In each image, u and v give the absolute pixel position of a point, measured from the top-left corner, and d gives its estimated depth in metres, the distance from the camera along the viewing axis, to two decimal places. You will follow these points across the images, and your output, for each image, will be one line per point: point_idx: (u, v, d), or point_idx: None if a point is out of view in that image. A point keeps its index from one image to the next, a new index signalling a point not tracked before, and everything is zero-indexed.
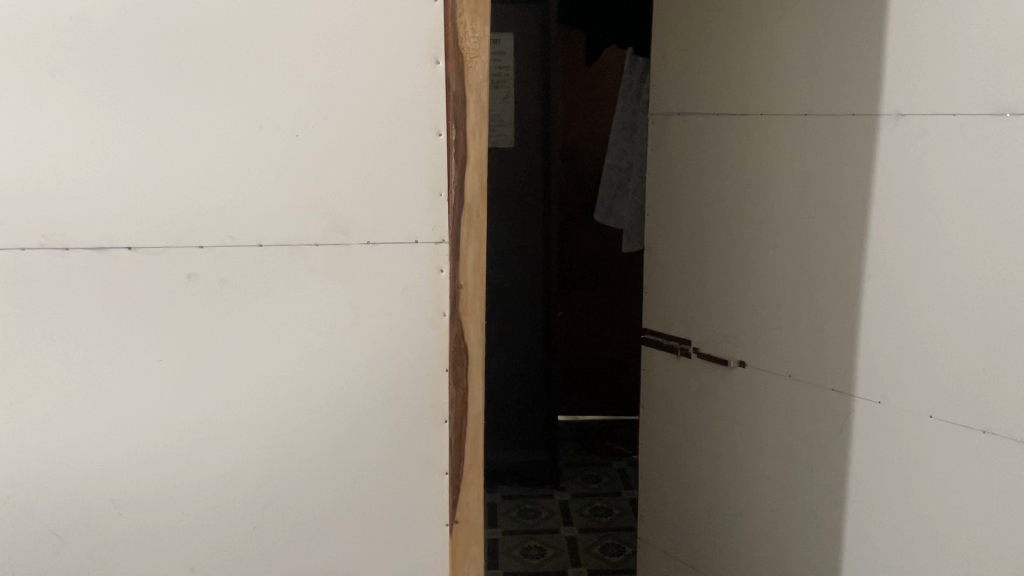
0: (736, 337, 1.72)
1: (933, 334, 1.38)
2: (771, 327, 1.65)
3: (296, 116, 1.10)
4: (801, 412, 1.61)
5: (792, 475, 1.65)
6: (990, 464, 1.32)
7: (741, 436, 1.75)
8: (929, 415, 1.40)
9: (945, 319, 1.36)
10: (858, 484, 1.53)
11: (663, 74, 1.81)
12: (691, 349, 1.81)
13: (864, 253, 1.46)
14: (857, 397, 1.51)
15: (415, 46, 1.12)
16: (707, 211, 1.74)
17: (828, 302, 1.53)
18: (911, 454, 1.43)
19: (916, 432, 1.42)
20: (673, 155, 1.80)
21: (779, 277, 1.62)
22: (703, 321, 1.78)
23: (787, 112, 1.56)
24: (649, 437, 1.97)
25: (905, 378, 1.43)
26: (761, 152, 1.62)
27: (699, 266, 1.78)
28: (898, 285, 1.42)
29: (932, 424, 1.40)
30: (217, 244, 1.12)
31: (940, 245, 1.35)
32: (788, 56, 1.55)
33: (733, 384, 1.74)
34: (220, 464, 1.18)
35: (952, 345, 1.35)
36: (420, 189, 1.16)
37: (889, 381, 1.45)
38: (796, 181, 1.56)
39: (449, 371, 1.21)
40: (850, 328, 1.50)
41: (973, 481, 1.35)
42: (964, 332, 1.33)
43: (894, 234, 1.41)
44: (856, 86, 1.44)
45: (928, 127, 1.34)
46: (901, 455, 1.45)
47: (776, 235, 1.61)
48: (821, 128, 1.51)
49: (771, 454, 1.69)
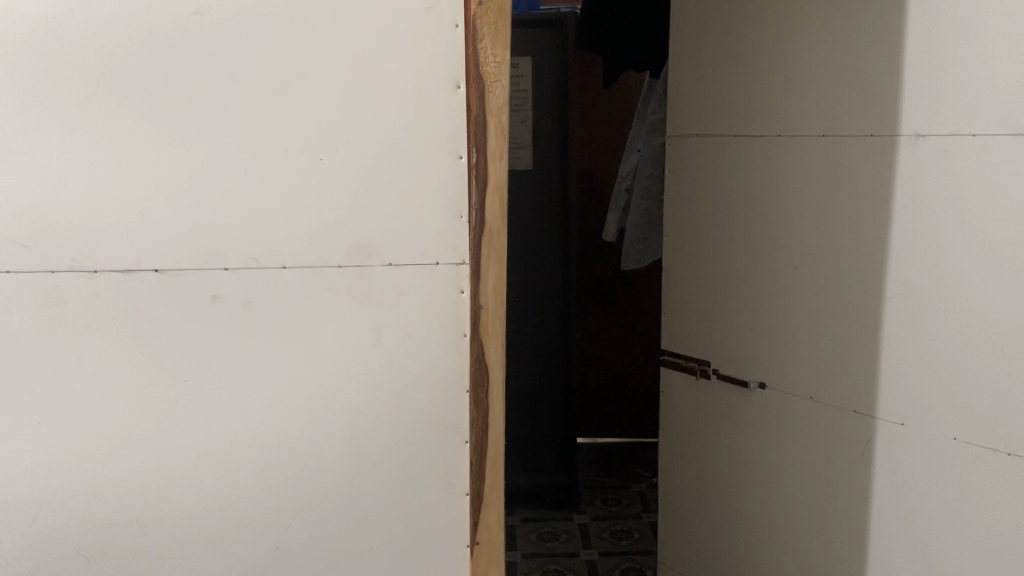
0: (756, 358, 1.71)
1: (955, 355, 1.36)
2: (792, 346, 1.64)
3: (320, 140, 1.12)
4: (824, 433, 1.60)
5: (815, 497, 1.63)
6: (1015, 487, 1.31)
7: (762, 458, 1.73)
8: (953, 437, 1.38)
9: (967, 341, 1.35)
10: (882, 509, 1.51)
11: (683, 95, 1.81)
12: (711, 371, 1.81)
13: (884, 274, 1.46)
14: (879, 418, 1.50)
15: (437, 71, 1.14)
16: (726, 230, 1.75)
17: (850, 324, 1.52)
18: (934, 475, 1.42)
19: (941, 455, 1.40)
20: (693, 176, 1.80)
21: (800, 297, 1.61)
22: (722, 341, 1.78)
23: (806, 133, 1.56)
24: (669, 459, 1.96)
25: (928, 399, 1.42)
26: (780, 172, 1.62)
27: (720, 287, 1.77)
28: (920, 305, 1.41)
29: (956, 447, 1.38)
30: (242, 265, 1.13)
31: (962, 265, 1.34)
32: (806, 78, 1.56)
33: (753, 405, 1.74)
34: (242, 485, 1.19)
35: (974, 368, 1.34)
36: (441, 211, 1.17)
37: (913, 402, 1.44)
38: (816, 200, 1.56)
39: (470, 392, 1.22)
40: (872, 348, 1.49)
41: (998, 503, 1.33)
42: (987, 356, 1.32)
43: (917, 253, 1.40)
44: (873, 108, 1.45)
45: (948, 147, 1.34)
46: (925, 480, 1.44)
47: (795, 255, 1.61)
48: (840, 149, 1.51)
49: (793, 476, 1.67)
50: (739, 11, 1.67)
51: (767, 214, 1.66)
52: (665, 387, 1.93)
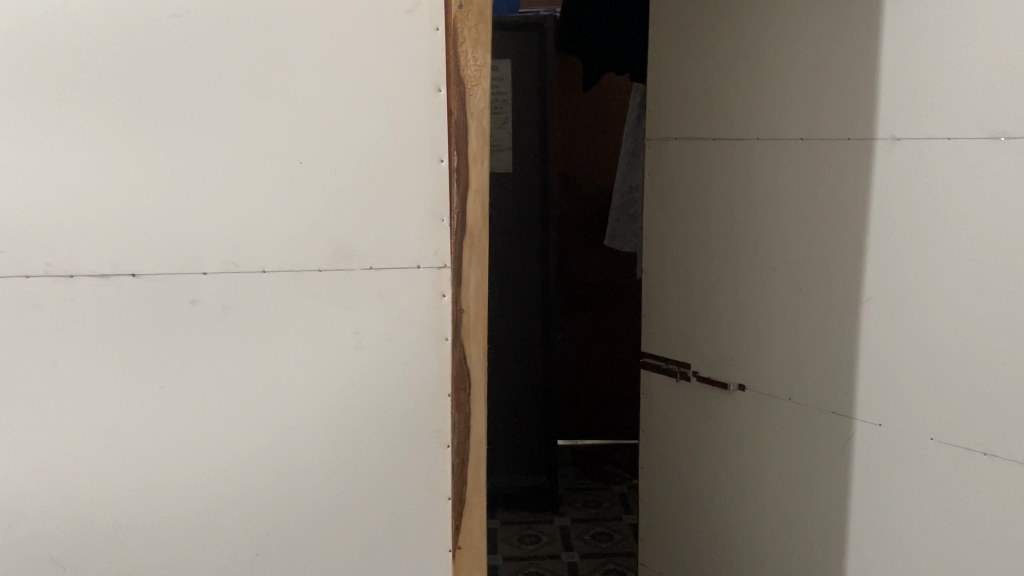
0: (736, 361, 1.72)
1: (932, 357, 1.38)
2: (771, 348, 1.65)
3: (300, 143, 1.12)
4: (803, 433, 1.61)
5: (795, 498, 1.64)
6: (992, 486, 1.32)
7: (742, 459, 1.74)
8: (930, 438, 1.40)
9: (944, 342, 1.36)
10: (862, 509, 1.53)
11: (661, 99, 1.82)
12: (691, 373, 1.82)
13: (862, 275, 1.47)
14: (857, 419, 1.51)
15: (418, 74, 1.13)
16: (707, 232, 1.75)
17: (828, 327, 1.54)
18: (912, 475, 1.43)
19: (919, 455, 1.42)
20: (672, 180, 1.81)
21: (779, 300, 1.62)
22: (701, 343, 1.79)
23: (784, 137, 1.58)
24: (650, 461, 1.96)
25: (906, 400, 1.43)
26: (759, 176, 1.63)
27: (700, 291, 1.78)
28: (897, 307, 1.42)
29: (933, 447, 1.40)
30: (221, 270, 1.12)
31: (939, 268, 1.36)
32: (784, 82, 1.57)
33: (734, 407, 1.74)
34: (222, 491, 1.18)
35: (950, 368, 1.36)
36: (422, 215, 1.17)
37: (891, 403, 1.45)
38: (794, 204, 1.57)
39: (452, 396, 1.21)
40: (850, 350, 1.51)
41: (975, 502, 1.35)
42: (963, 357, 1.34)
43: (894, 256, 1.42)
44: (851, 112, 1.46)
45: (924, 151, 1.36)
46: (903, 481, 1.45)
47: (774, 258, 1.62)
48: (818, 153, 1.52)
49: (773, 476, 1.68)
50: (717, 15, 1.68)
51: (746, 218, 1.67)
52: (646, 389, 1.93)
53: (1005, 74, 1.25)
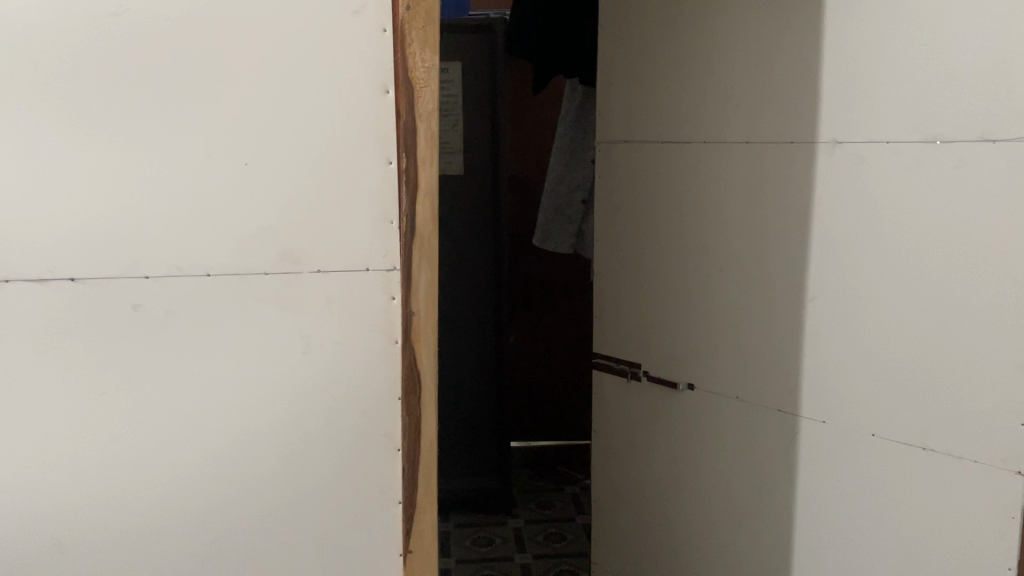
0: (685, 360, 1.74)
1: (873, 354, 1.42)
2: (718, 347, 1.67)
3: (246, 144, 1.10)
4: (750, 430, 1.64)
5: (743, 494, 1.67)
6: (930, 478, 1.37)
7: (691, 457, 1.76)
8: (871, 433, 1.44)
9: (883, 339, 1.40)
10: (808, 504, 1.56)
11: (611, 101, 1.84)
12: (641, 373, 1.83)
13: (806, 275, 1.50)
14: (801, 416, 1.54)
15: (366, 75, 1.12)
16: (655, 233, 1.77)
17: (774, 327, 1.57)
18: (854, 469, 1.47)
19: (861, 450, 1.46)
20: (621, 182, 1.83)
21: (726, 299, 1.65)
22: (651, 343, 1.81)
23: (730, 139, 1.60)
24: (602, 461, 1.98)
25: (848, 397, 1.47)
26: (705, 177, 1.66)
27: (649, 291, 1.80)
28: (839, 305, 1.46)
29: (875, 443, 1.43)
30: (163, 273, 1.10)
31: (878, 268, 1.40)
32: (729, 85, 1.60)
33: (683, 406, 1.76)
34: (165, 499, 1.15)
35: (889, 365, 1.40)
36: (371, 216, 1.16)
37: (834, 399, 1.49)
38: (740, 205, 1.60)
39: (402, 399, 1.21)
40: (794, 348, 1.54)
41: (914, 495, 1.39)
42: (903, 354, 1.38)
43: (836, 256, 1.46)
44: (793, 115, 1.50)
45: (863, 154, 1.40)
46: (847, 476, 1.49)
47: (721, 258, 1.65)
48: (763, 155, 1.55)
49: (722, 473, 1.71)
50: (664, 19, 1.71)
51: (693, 219, 1.69)
52: (597, 390, 1.95)
53: (940, 78, 1.29)
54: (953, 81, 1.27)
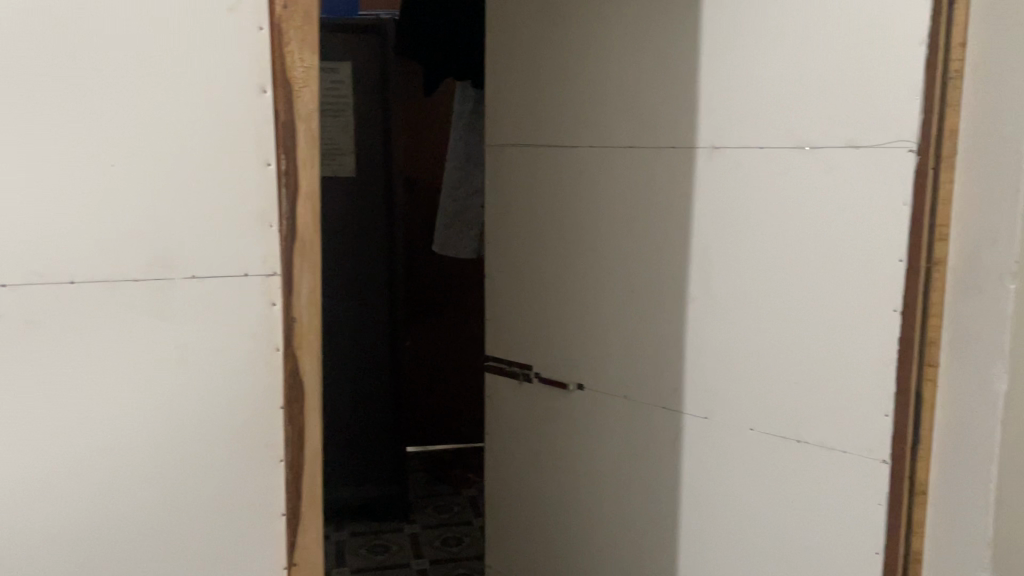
0: (569, 356, 1.54)
1: (780, 343, 1.23)
2: (609, 343, 1.47)
3: (113, 127, 0.92)
4: (642, 432, 1.45)
5: (604, 496, 1.55)
6: (840, 481, 1.19)
7: (581, 464, 1.57)
8: (749, 429, 1.29)
9: (795, 326, 1.21)
10: (683, 506, 1.42)
11: (495, 65, 1.60)
12: (533, 374, 1.62)
13: (691, 250, 1.32)
14: (687, 412, 1.37)
15: (240, 53, 0.96)
16: (547, 214, 1.53)
17: (669, 313, 1.36)
18: (761, 474, 1.29)
19: (744, 446, 1.30)
20: (507, 157, 1.58)
21: (619, 289, 1.44)
22: (545, 342, 1.58)
23: (609, 103, 1.40)
24: (492, 473, 1.76)
25: (730, 388, 1.31)
26: (598, 149, 1.43)
27: (537, 284, 1.58)
28: (732, 284, 1.28)
29: (763, 437, 1.27)
30: (22, 281, 0.91)
31: (777, 241, 1.21)
32: (619, 41, 1.39)
33: (571, 407, 1.56)
34: (23, 547, 0.96)
35: (796, 354, 1.21)
36: (250, 213, 0.99)
37: (711, 393, 1.33)
38: (632, 180, 1.39)
39: (287, 424, 1.04)
40: (678, 336, 1.36)
41: (828, 502, 1.21)
42: (776, 358, 1.24)
43: (730, 229, 1.27)
44: (680, 70, 1.31)
45: (755, 111, 1.22)
46: (740, 471, 1.31)
47: (613, 242, 1.43)
48: (654, 120, 1.34)
49: (597, 478, 1.55)
50: None
51: (582, 198, 1.46)
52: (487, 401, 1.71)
53: (829, 73, 1.13)
54: (816, 70, 1.15)
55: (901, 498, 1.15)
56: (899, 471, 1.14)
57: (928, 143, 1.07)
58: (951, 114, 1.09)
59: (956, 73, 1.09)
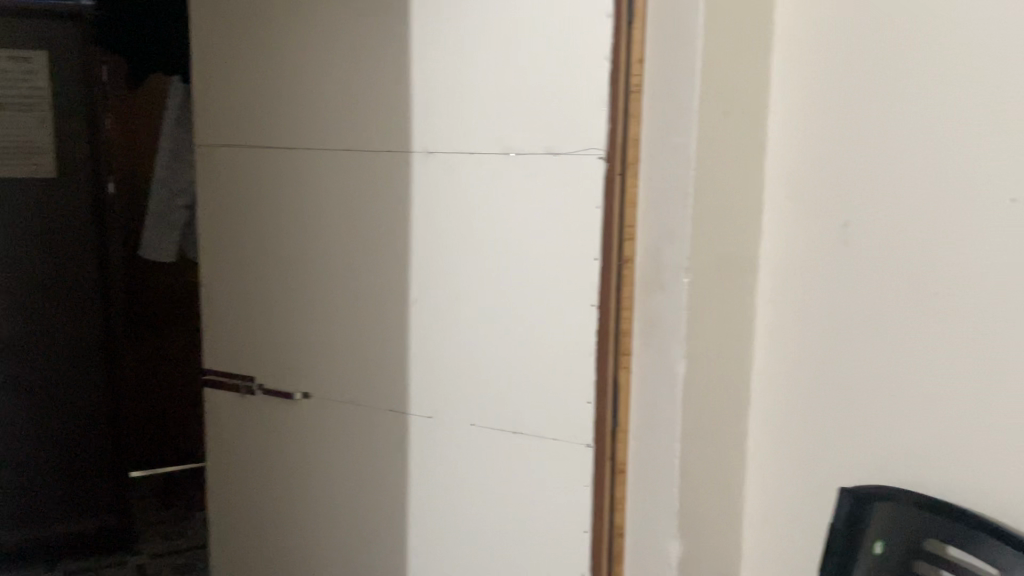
0: (301, 362, 1.09)
1: (485, 303, 0.93)
2: (354, 418, 1.05)
3: None
4: (377, 451, 1.03)
5: (360, 546, 1.07)
6: (560, 485, 0.90)
7: (324, 506, 1.10)
8: (471, 424, 0.95)
9: (500, 280, 0.92)
10: (411, 542, 1.02)
11: (205, 49, 1.13)
12: (257, 385, 1.13)
13: (405, 194, 0.97)
14: (412, 414, 1.00)
15: None
16: (264, 183, 1.09)
17: (375, 315, 1.01)
18: (473, 478, 0.96)
19: (462, 449, 0.97)
20: (234, 177, 1.12)
21: (358, 348, 1.03)
22: (286, 425, 1.12)
23: (327, 100, 1.02)
24: (234, 539, 1.21)
25: (455, 374, 0.96)
26: (324, 164, 1.03)
27: (282, 353, 1.10)
28: (440, 231, 0.96)
29: (474, 436, 0.95)
30: None
31: (481, 173, 0.92)
32: (328, 20, 1.01)
33: (296, 432, 1.11)
34: None
35: (506, 320, 0.92)
36: None
37: (443, 384, 0.97)
38: (349, 208, 1.02)
39: None
40: (405, 315, 0.99)
41: (550, 512, 0.91)
42: (473, 330, 0.94)
43: (435, 170, 0.95)
44: (393, 25, 0.95)
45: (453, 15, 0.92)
46: (444, 503, 0.99)
47: (348, 281, 1.03)
48: (361, 128, 1.00)
49: (349, 524, 1.07)
50: None
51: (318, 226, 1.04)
52: (210, 412, 1.19)
53: (501, 69, 0.89)
54: None
55: (601, 543, 0.88)
56: (600, 511, 0.88)
57: (611, 154, 0.84)
58: (631, 122, 0.84)
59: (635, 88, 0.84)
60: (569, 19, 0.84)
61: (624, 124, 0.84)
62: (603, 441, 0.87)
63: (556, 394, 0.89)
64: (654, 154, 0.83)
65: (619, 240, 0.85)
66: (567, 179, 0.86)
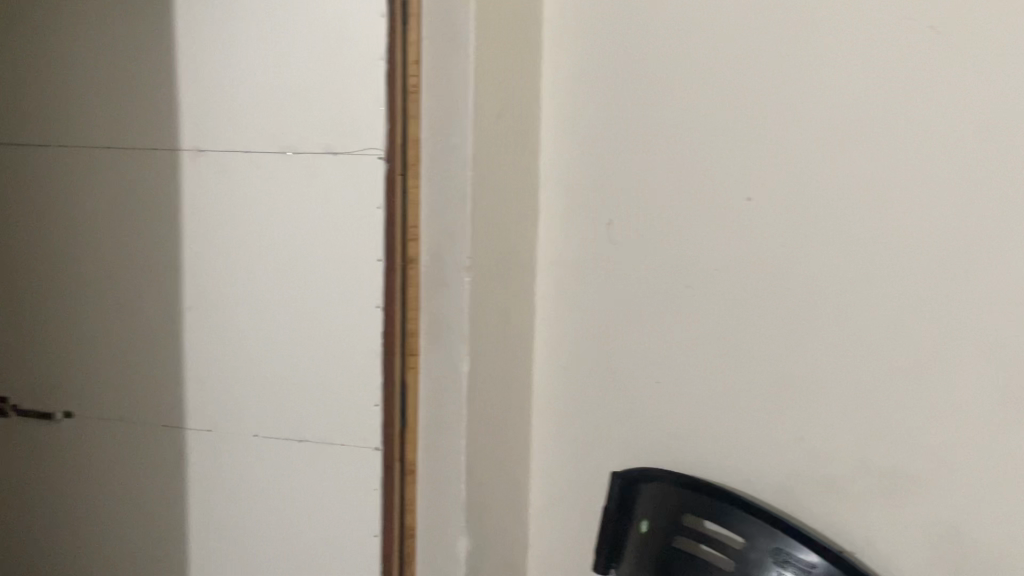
0: (60, 378, 1.00)
1: (264, 309, 0.90)
2: (123, 436, 0.98)
3: None
4: (151, 469, 0.97)
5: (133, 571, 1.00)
6: (347, 491, 0.89)
7: (91, 533, 1.01)
8: (252, 435, 0.92)
9: (280, 286, 0.89)
10: (191, 563, 0.97)
11: None
12: (10, 407, 1.03)
13: (174, 197, 0.92)
14: (189, 428, 0.95)
15: None
16: (10, 183, 0.99)
17: (143, 324, 0.95)
18: (255, 491, 0.93)
19: (243, 462, 0.93)
20: None
21: (126, 360, 0.96)
22: (44, 448, 1.02)
23: (84, 95, 0.94)
24: None
25: (234, 383, 0.92)
26: (82, 163, 0.95)
27: (39, 369, 1.01)
28: (213, 236, 0.91)
29: (256, 447, 0.92)
30: None
31: (255, 176, 0.88)
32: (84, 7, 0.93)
33: (54, 454, 1.02)
34: None
35: (287, 326, 0.89)
36: None
37: (221, 395, 0.93)
38: (112, 211, 0.95)
39: None
40: (178, 323, 0.94)
41: (337, 520, 0.90)
42: (253, 339, 0.91)
43: (206, 171, 0.90)
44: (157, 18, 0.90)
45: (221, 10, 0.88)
46: (225, 521, 0.94)
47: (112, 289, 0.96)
48: (124, 126, 0.93)
49: (120, 551, 1.00)
50: None
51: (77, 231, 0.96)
52: None
53: (274, 65, 0.86)
54: None
55: (391, 545, 0.88)
56: (389, 514, 0.88)
57: (391, 154, 0.83)
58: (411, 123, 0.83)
59: (414, 90, 0.83)
60: (343, 19, 0.83)
61: (402, 126, 0.83)
62: (392, 444, 0.87)
63: (342, 398, 0.88)
64: (433, 157, 0.82)
65: (401, 241, 0.85)
66: (347, 179, 0.85)
